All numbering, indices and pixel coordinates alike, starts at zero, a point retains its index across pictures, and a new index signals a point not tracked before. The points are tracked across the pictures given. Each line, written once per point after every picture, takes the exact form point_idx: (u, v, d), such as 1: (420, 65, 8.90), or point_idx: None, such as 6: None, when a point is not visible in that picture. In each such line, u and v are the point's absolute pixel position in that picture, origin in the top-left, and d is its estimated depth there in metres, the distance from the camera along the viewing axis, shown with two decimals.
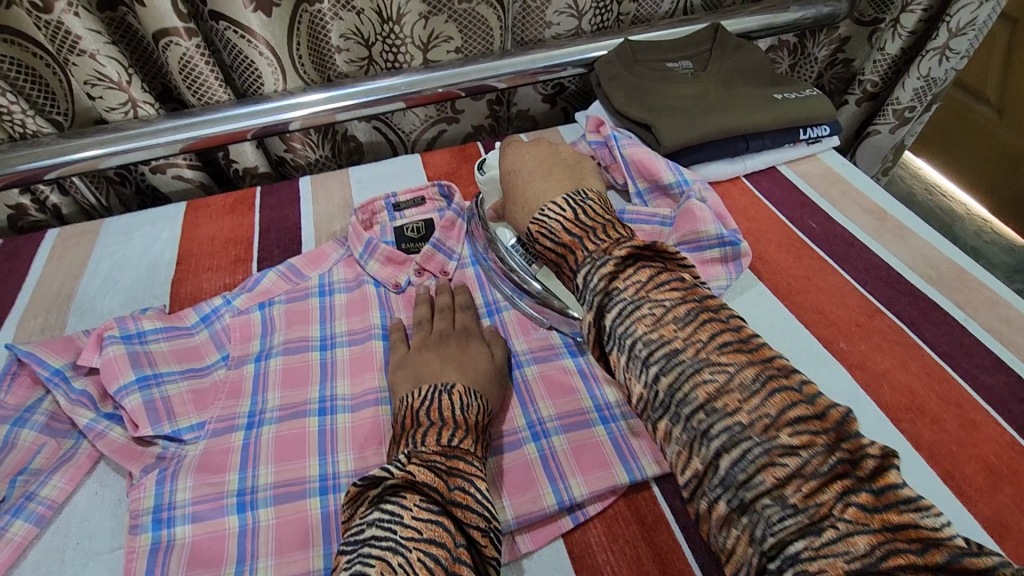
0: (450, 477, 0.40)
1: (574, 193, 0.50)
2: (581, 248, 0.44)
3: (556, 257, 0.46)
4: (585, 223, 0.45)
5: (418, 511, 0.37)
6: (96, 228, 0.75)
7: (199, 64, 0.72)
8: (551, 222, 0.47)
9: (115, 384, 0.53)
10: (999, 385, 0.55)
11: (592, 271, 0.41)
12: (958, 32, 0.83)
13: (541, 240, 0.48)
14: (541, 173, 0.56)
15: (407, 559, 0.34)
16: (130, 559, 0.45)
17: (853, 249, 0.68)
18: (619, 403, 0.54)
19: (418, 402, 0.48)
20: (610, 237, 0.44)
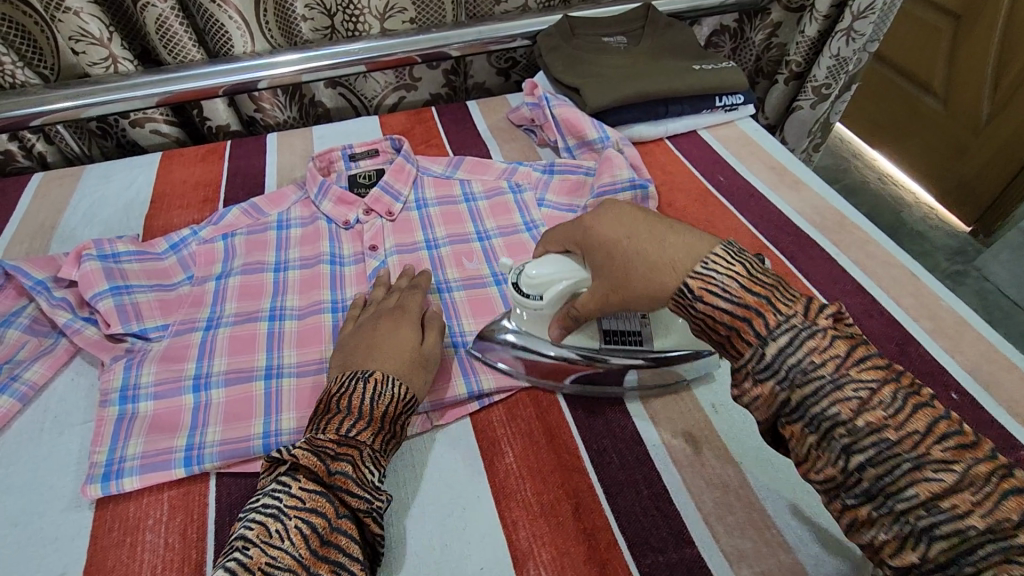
0: (333, 463, 0.43)
1: (726, 242, 0.44)
2: (774, 311, 0.39)
3: (731, 318, 0.41)
4: (762, 280, 0.41)
5: (304, 483, 0.42)
6: (78, 172, 0.83)
7: (174, 25, 0.79)
8: (723, 278, 0.41)
9: (90, 291, 0.60)
10: (855, 305, 0.64)
11: (794, 338, 0.38)
12: (859, 15, 0.93)
13: (708, 297, 0.42)
14: (667, 229, 0.46)
15: (284, 526, 0.40)
16: (99, 424, 0.53)
17: (753, 199, 0.77)
18: None
19: (334, 385, 0.49)
20: (796, 294, 0.41)
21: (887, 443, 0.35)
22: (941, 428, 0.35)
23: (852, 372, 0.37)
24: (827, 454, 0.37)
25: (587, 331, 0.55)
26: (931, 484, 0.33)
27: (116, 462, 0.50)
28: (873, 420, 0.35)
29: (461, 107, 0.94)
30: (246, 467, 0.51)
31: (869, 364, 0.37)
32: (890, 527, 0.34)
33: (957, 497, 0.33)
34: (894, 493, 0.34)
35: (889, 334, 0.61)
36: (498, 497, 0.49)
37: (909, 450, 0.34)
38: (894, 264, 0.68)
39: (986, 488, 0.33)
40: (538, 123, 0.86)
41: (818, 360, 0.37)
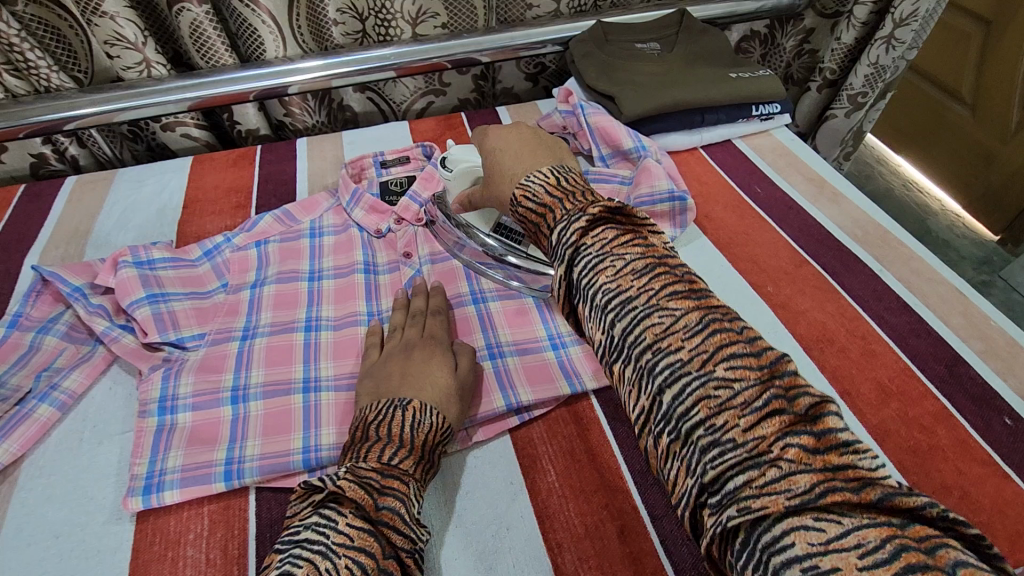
0: (379, 496, 0.42)
1: (559, 165, 0.47)
2: (562, 207, 0.41)
3: (535, 219, 0.43)
4: (568, 187, 0.43)
5: (352, 518, 0.40)
6: (111, 176, 0.83)
7: (208, 29, 0.79)
8: (534, 186, 0.44)
9: (128, 299, 0.60)
10: (901, 323, 0.62)
11: (567, 225, 0.39)
12: (902, 22, 0.91)
13: (522, 203, 0.44)
14: (523, 151, 0.51)
15: (335, 565, 0.37)
16: (138, 435, 0.52)
17: (791, 211, 0.76)
18: (569, 333, 0.62)
19: (372, 415, 0.49)
20: (589, 199, 0.41)
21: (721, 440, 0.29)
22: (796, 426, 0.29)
23: (719, 366, 0.31)
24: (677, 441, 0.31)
25: (484, 220, 0.67)
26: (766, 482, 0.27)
27: (156, 474, 0.50)
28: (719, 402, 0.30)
29: (491, 113, 0.94)
30: (286, 482, 0.50)
31: (742, 360, 0.31)
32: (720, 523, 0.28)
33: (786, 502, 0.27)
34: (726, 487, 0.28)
35: (937, 354, 0.59)
36: (541, 519, 0.48)
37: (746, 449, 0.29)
38: (939, 281, 0.67)
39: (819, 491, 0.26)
40: (571, 130, 0.85)
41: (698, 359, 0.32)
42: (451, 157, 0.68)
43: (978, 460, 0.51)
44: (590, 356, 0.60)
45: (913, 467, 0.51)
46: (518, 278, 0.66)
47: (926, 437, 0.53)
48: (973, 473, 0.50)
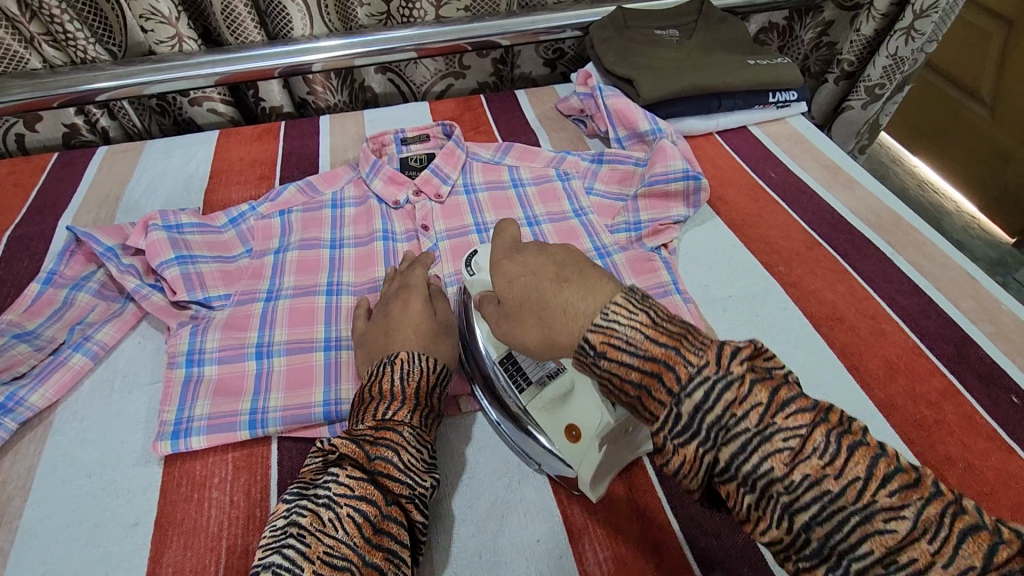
0: (373, 448, 0.43)
1: (630, 289, 0.40)
2: (683, 361, 0.35)
3: (639, 376, 0.36)
4: (670, 330, 0.37)
5: (350, 470, 0.42)
6: (141, 147, 0.85)
7: (239, 6, 0.82)
8: (625, 330, 0.37)
9: (157, 259, 0.62)
10: (911, 304, 0.63)
11: (704, 394, 0.34)
12: (921, 14, 0.91)
13: (612, 352, 0.37)
14: (568, 275, 0.43)
15: (337, 514, 0.39)
16: (167, 385, 0.55)
17: (805, 196, 0.77)
18: (614, 249, 0.68)
19: (365, 378, 0.50)
20: (706, 344, 0.36)
21: (827, 496, 0.31)
22: (865, 455, 0.31)
23: (776, 418, 0.33)
24: (770, 514, 0.32)
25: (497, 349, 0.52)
26: (882, 538, 0.29)
27: (185, 421, 0.52)
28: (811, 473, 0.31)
29: (510, 96, 0.95)
30: (308, 434, 0.52)
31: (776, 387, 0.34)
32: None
33: (915, 550, 0.29)
34: (847, 552, 0.30)
35: (947, 335, 0.60)
36: (551, 472, 0.50)
37: (853, 500, 0.30)
38: (951, 265, 0.67)
39: (941, 532, 0.29)
40: (589, 114, 0.86)
41: (830, 484, 0.31)
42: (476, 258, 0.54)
43: (983, 435, 0.52)
44: (632, 262, 0.66)
45: (919, 439, 0.52)
46: (517, 440, 0.51)
47: (934, 412, 0.54)
48: (978, 447, 0.51)
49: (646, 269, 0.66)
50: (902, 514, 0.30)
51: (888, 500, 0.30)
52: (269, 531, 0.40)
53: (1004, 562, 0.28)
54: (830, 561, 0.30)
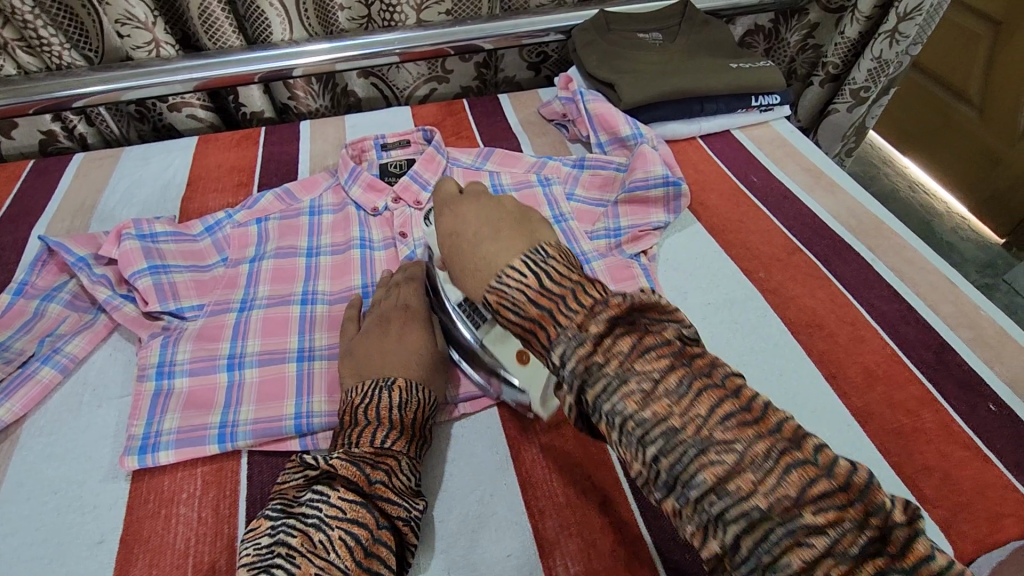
0: (371, 472, 0.43)
1: (533, 250, 0.41)
2: (553, 323, 0.36)
3: (522, 330, 0.38)
4: (553, 290, 0.37)
5: (344, 492, 0.42)
6: (118, 154, 0.84)
7: (216, 11, 0.81)
8: (512, 292, 0.38)
9: (129, 270, 0.61)
10: (891, 311, 0.63)
11: (568, 350, 0.34)
12: (905, 17, 0.91)
13: (503, 311, 0.39)
14: (488, 231, 0.45)
15: (328, 536, 0.39)
16: (136, 399, 0.54)
17: (787, 200, 0.76)
18: (593, 255, 0.67)
19: (357, 399, 0.49)
20: (583, 306, 0.35)
21: (673, 429, 0.32)
22: (726, 408, 0.32)
23: (636, 362, 0.33)
24: (628, 449, 0.33)
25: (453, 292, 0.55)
26: (715, 468, 0.30)
27: (153, 435, 0.51)
28: (659, 411, 0.32)
29: (492, 100, 0.95)
30: (278, 447, 0.52)
31: (656, 349, 0.34)
32: (693, 520, 0.31)
33: (740, 479, 0.30)
34: (686, 481, 0.31)
35: (926, 341, 0.60)
36: (525, 486, 0.49)
37: (692, 434, 0.31)
38: (931, 270, 0.67)
39: (767, 464, 0.30)
40: (570, 118, 0.86)
41: (674, 420, 0.32)
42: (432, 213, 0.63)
43: (960, 444, 0.52)
44: (611, 271, 0.66)
45: (896, 448, 0.52)
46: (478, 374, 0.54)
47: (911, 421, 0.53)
48: (955, 456, 0.51)
49: (625, 279, 0.65)
50: (736, 446, 0.31)
51: (725, 433, 0.31)
52: (252, 548, 0.40)
53: (819, 494, 0.29)
54: (674, 489, 0.31)
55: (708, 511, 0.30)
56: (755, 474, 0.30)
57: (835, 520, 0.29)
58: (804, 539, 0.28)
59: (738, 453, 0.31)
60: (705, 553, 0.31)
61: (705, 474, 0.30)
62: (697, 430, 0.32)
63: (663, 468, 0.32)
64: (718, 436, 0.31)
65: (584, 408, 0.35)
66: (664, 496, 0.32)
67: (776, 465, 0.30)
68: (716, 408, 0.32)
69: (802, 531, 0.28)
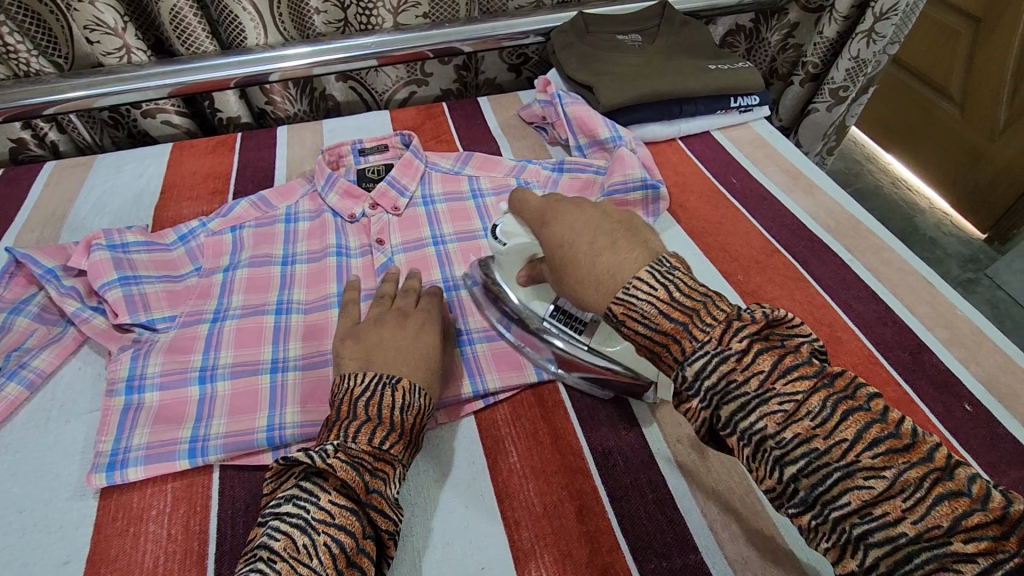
0: (370, 479, 0.41)
1: (656, 262, 0.43)
2: (689, 337, 0.39)
3: (651, 343, 0.41)
4: (684, 305, 0.40)
5: (335, 496, 0.40)
6: (90, 161, 0.83)
7: (188, 16, 0.79)
8: (641, 304, 0.41)
9: (99, 281, 0.60)
10: (868, 312, 0.63)
11: (709, 364, 0.37)
12: (882, 16, 0.91)
13: (629, 322, 0.41)
14: (605, 242, 0.45)
15: (313, 541, 0.38)
16: (105, 414, 0.53)
17: (765, 202, 0.76)
18: None
19: (358, 391, 0.47)
20: (717, 318, 0.39)
21: (815, 452, 0.33)
22: (873, 433, 0.33)
23: (776, 383, 0.36)
24: (763, 466, 0.35)
25: (540, 301, 0.58)
26: (861, 491, 0.32)
27: (121, 451, 0.50)
28: (801, 431, 0.34)
29: (472, 103, 0.94)
30: (249, 461, 0.51)
31: (796, 372, 0.36)
32: (830, 538, 0.33)
33: (888, 504, 0.31)
34: (828, 502, 0.33)
35: (903, 342, 0.60)
36: (500, 497, 0.49)
37: (837, 458, 0.33)
38: (908, 270, 0.67)
39: (916, 493, 0.31)
40: (550, 121, 0.85)
41: (818, 442, 0.34)
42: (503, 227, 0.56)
43: None
44: None
45: None
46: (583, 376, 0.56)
47: None
48: None
49: None
50: (885, 471, 0.32)
51: (873, 458, 0.32)
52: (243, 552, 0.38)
53: (974, 525, 0.30)
54: (813, 508, 0.33)
55: (850, 531, 0.32)
56: (903, 499, 0.31)
57: (988, 550, 0.29)
58: (951, 566, 0.29)
59: (888, 479, 0.32)
60: (836, 569, 0.33)
61: (848, 496, 0.32)
62: (842, 452, 0.33)
63: (802, 487, 0.34)
64: (865, 461, 0.32)
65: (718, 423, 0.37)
66: (800, 512, 0.34)
67: (926, 495, 0.31)
68: (862, 433, 0.33)
69: (950, 557, 0.29)
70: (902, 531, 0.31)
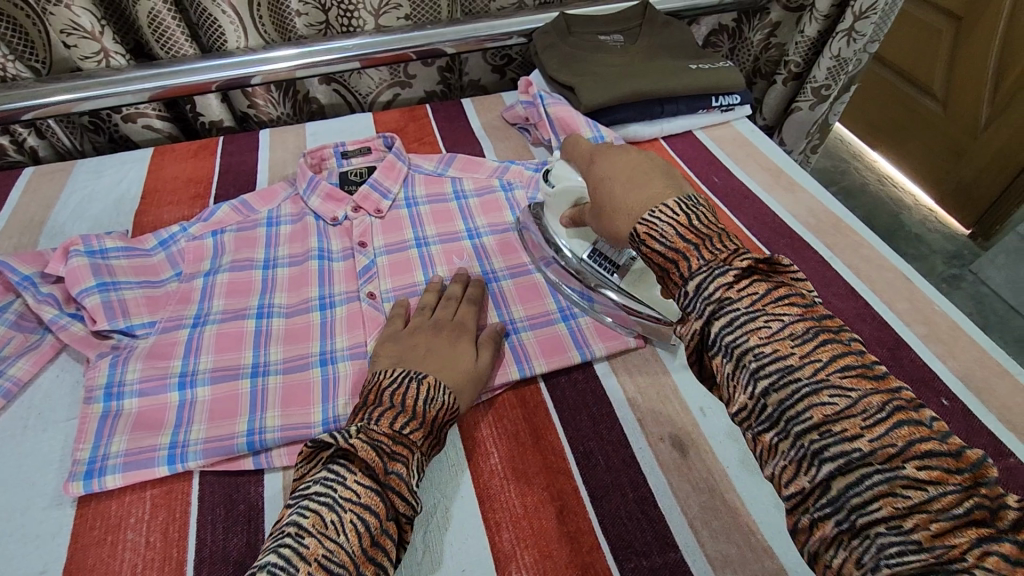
0: (390, 461, 0.42)
1: (686, 197, 0.45)
2: (699, 257, 0.40)
3: (664, 262, 0.42)
4: (701, 230, 0.41)
5: (360, 476, 0.41)
6: (69, 167, 0.82)
7: (167, 19, 0.79)
8: (662, 226, 0.42)
9: (77, 287, 0.59)
10: (847, 308, 0.63)
11: (708, 279, 0.39)
12: (861, 15, 0.92)
13: (649, 242, 0.43)
14: (640, 179, 0.48)
15: (339, 518, 0.38)
16: (82, 422, 0.52)
17: (747, 200, 0.77)
18: (503, 271, 0.68)
19: (386, 381, 0.49)
20: (727, 248, 0.41)
21: (788, 367, 0.34)
22: (847, 360, 0.34)
23: (769, 304, 0.37)
24: (738, 383, 0.36)
25: (581, 242, 0.63)
26: (825, 408, 0.33)
27: (99, 459, 0.50)
28: (779, 348, 0.35)
29: (455, 105, 0.94)
30: (229, 466, 0.51)
31: (787, 299, 0.37)
32: (787, 455, 0.34)
33: (848, 423, 0.32)
34: (791, 419, 0.34)
35: (881, 338, 0.60)
36: (481, 499, 0.49)
37: (808, 374, 0.34)
38: (887, 267, 0.68)
39: (879, 415, 0.32)
40: (533, 122, 0.86)
41: (794, 359, 0.35)
42: (555, 171, 0.61)
43: None
44: (519, 288, 0.66)
45: None
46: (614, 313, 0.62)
47: None
48: None
49: (531, 297, 0.65)
50: (851, 392, 0.33)
51: (843, 380, 0.34)
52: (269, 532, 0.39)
53: (929, 452, 0.31)
54: (777, 426, 0.35)
55: (809, 448, 0.33)
56: (865, 419, 0.32)
57: (938, 478, 0.30)
58: (900, 490, 0.30)
59: (853, 399, 0.33)
60: (788, 488, 0.34)
61: (812, 412, 0.33)
62: (815, 372, 0.34)
63: (771, 402, 0.35)
64: (834, 381, 0.34)
65: (705, 339, 0.39)
66: (766, 429, 0.35)
67: (889, 417, 0.32)
68: (837, 357, 0.34)
69: (901, 482, 0.30)
70: (859, 450, 0.31)
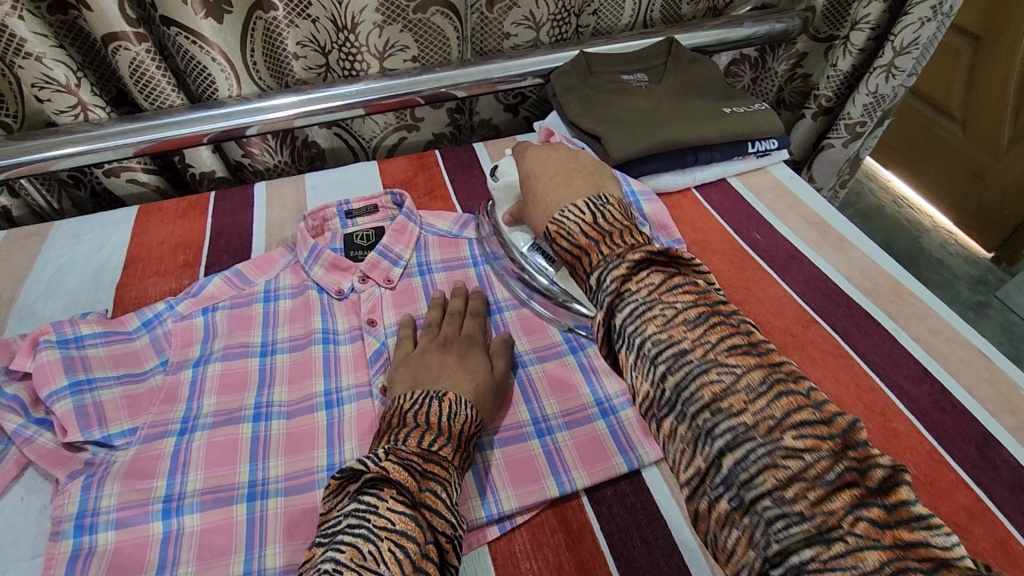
0: (422, 479, 0.39)
1: (595, 197, 0.46)
2: (597, 251, 0.41)
3: (570, 258, 0.44)
4: (604, 227, 0.43)
5: (393, 503, 0.36)
6: (44, 231, 0.74)
7: (151, 69, 0.71)
8: (569, 223, 0.44)
9: (46, 390, 0.52)
10: (922, 395, 0.56)
11: (605, 274, 0.39)
12: (902, 50, 0.86)
13: (558, 239, 0.45)
14: (560, 179, 0.51)
15: (378, 548, 0.33)
16: (48, 565, 0.44)
17: (794, 260, 0.70)
18: (529, 350, 0.60)
19: (408, 403, 0.46)
20: (626, 242, 0.41)
21: None
22: None
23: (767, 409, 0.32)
24: None
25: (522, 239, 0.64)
26: None
27: None
28: None
29: (467, 151, 0.87)
30: None
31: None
32: None
33: None
34: None
35: (967, 433, 0.53)
36: None
37: None
38: (960, 341, 0.61)
39: None
40: None
41: None
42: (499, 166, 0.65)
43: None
44: (551, 375, 0.58)
45: None
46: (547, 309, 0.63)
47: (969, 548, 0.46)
48: None
49: (567, 385, 0.57)
50: None
51: None
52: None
53: None
54: (730, 491, 0.31)
55: None
56: None
57: None
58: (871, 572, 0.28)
59: None
60: None
61: None
62: None
63: None
64: None
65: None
66: None
67: None
68: None
69: None
70: None
